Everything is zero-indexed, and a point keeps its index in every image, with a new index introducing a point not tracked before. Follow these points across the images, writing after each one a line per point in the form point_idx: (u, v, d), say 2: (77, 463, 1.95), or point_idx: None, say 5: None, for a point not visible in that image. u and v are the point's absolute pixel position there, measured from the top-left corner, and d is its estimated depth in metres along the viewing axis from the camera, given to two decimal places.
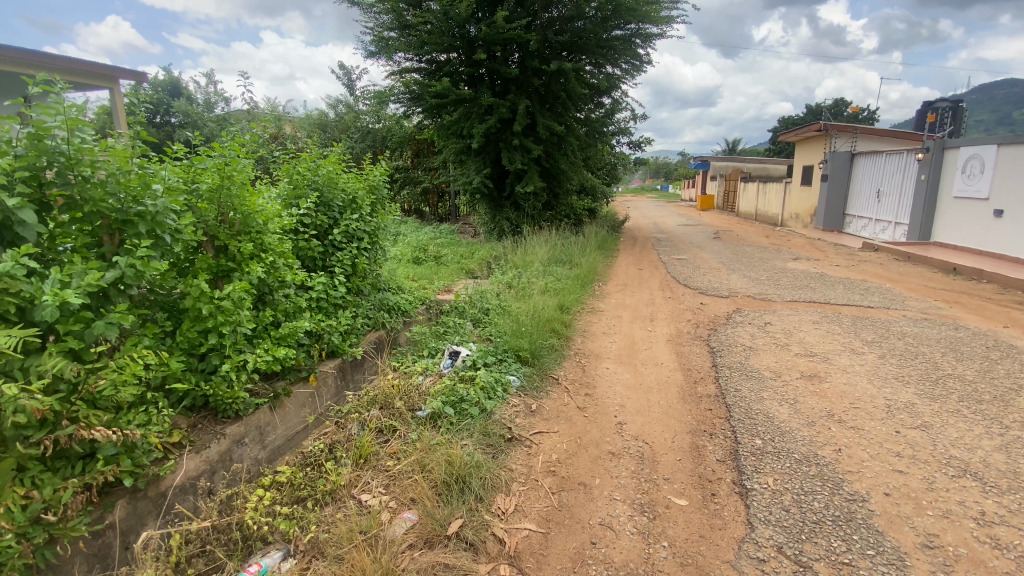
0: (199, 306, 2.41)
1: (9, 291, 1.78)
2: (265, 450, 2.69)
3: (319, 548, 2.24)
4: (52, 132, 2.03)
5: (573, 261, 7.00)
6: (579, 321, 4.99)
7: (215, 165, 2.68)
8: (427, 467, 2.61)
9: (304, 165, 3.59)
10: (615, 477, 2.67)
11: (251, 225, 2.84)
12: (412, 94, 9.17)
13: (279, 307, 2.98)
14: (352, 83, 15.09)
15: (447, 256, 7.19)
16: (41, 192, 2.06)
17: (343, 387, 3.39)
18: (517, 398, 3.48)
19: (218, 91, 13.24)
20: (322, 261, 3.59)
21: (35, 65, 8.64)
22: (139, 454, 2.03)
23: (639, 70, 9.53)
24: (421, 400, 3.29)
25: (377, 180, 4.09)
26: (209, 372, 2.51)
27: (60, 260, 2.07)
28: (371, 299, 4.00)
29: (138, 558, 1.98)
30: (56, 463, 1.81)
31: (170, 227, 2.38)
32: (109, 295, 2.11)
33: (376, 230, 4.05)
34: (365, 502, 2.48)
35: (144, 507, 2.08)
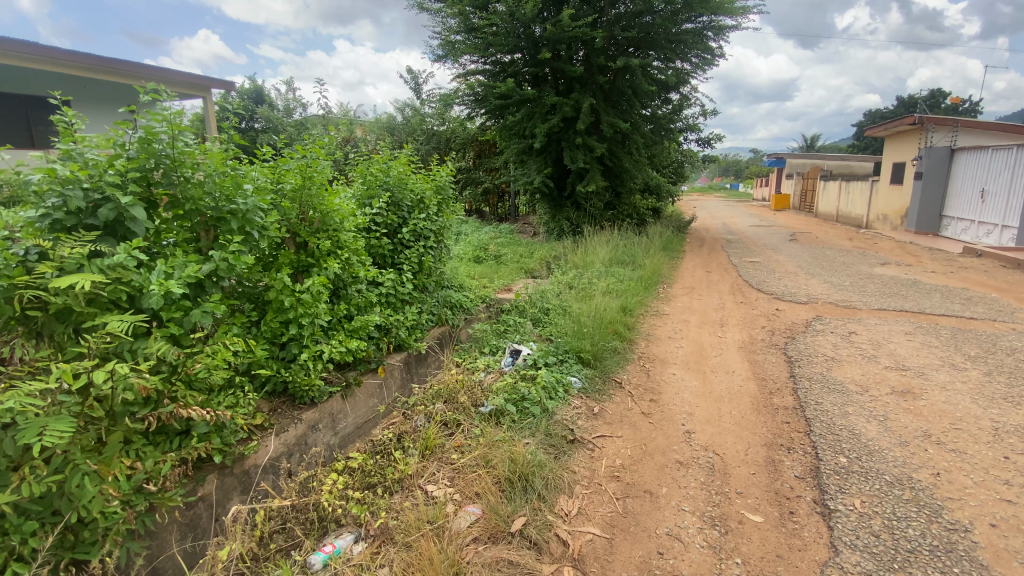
0: (281, 298, 2.57)
1: (122, 280, 1.98)
2: (337, 436, 2.84)
3: (389, 534, 2.31)
4: (160, 136, 2.23)
5: (636, 263, 6.83)
6: (643, 324, 4.86)
7: (298, 167, 2.86)
8: (491, 463, 2.63)
9: (377, 166, 3.74)
10: (684, 488, 2.57)
11: (329, 223, 3.00)
12: (476, 95, 9.29)
13: (352, 301, 3.11)
14: (419, 87, 15.52)
15: (507, 255, 7.25)
16: (150, 191, 2.27)
17: (408, 379, 3.51)
18: (580, 400, 3.43)
19: (296, 97, 14.13)
20: (391, 258, 3.73)
21: (142, 76, 9.65)
22: (227, 434, 2.20)
23: (710, 64, 9.12)
24: (484, 396, 3.33)
25: (444, 181, 4.19)
26: (289, 360, 2.68)
27: (166, 254, 2.27)
28: (436, 296, 4.10)
29: (228, 530, 2.14)
30: (157, 438, 1.99)
31: (258, 224, 2.55)
32: (204, 286, 2.30)
33: (441, 229, 4.15)
34: (432, 492, 2.53)
35: (231, 482, 2.24)
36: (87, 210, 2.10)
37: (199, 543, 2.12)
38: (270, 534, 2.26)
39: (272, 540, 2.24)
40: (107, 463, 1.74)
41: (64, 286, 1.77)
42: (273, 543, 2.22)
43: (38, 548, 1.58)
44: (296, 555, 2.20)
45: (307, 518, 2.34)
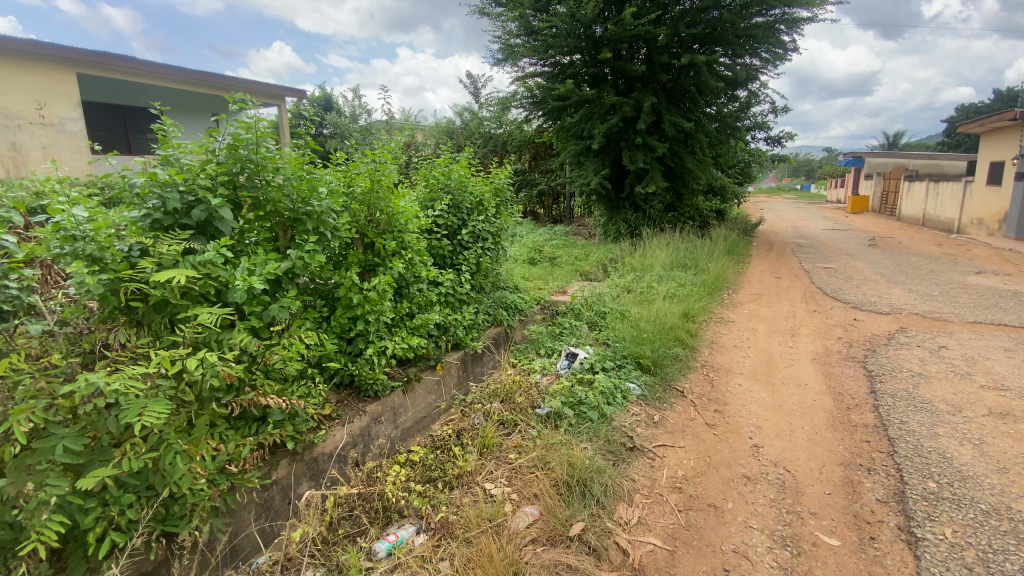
0: (350, 296, 2.69)
1: (211, 276, 2.14)
2: (398, 429, 2.94)
3: (448, 529, 2.35)
4: (245, 143, 2.40)
5: (699, 267, 6.59)
6: (706, 330, 4.68)
7: (368, 170, 2.99)
8: (549, 465, 2.63)
9: (439, 169, 3.85)
10: (751, 504, 2.45)
11: (395, 224, 3.11)
12: (535, 97, 9.31)
13: (414, 300, 3.21)
14: (478, 91, 15.76)
15: (562, 257, 7.21)
16: (235, 194, 2.45)
17: (465, 378, 3.58)
18: (639, 407, 3.35)
19: (362, 104, 14.76)
20: (451, 259, 3.81)
21: (223, 86, 10.43)
22: (299, 422, 2.33)
23: (782, 58, 8.66)
24: (541, 398, 3.33)
25: (503, 183, 4.24)
26: (355, 355, 2.81)
27: (249, 251, 2.44)
28: (492, 296, 4.15)
29: (302, 513, 2.28)
30: (239, 422, 2.14)
31: (331, 225, 2.69)
32: (281, 283, 2.45)
33: (499, 231, 4.20)
34: (490, 490, 2.56)
35: (301, 468, 2.37)
36: (181, 211, 2.29)
37: (274, 523, 2.27)
38: (338, 519, 2.36)
39: (341, 525, 2.34)
40: (196, 443, 1.88)
41: (162, 280, 1.94)
42: (341, 528, 2.33)
43: (136, 518, 1.73)
44: (361, 543, 2.29)
45: (372, 507, 2.43)
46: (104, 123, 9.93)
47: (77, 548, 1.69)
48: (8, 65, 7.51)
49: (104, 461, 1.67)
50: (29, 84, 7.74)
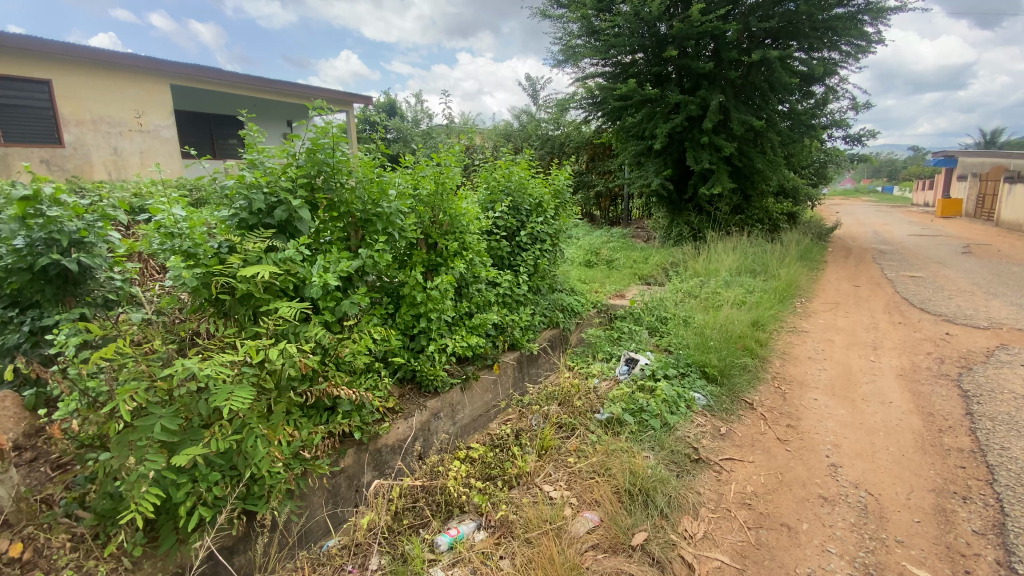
0: (414, 294, 2.78)
1: (290, 273, 2.28)
2: (455, 425, 3.02)
3: (508, 527, 2.35)
4: (323, 147, 2.54)
5: (768, 273, 6.27)
6: (776, 340, 4.44)
7: (433, 173, 3.08)
8: (609, 471, 2.59)
9: (500, 171, 3.90)
10: (828, 526, 2.30)
11: (457, 226, 3.18)
12: (595, 98, 9.21)
13: (473, 300, 3.26)
14: (537, 93, 15.79)
15: (620, 260, 7.07)
16: (312, 196, 2.60)
17: (521, 379, 3.60)
18: (704, 417, 3.23)
19: (423, 109, 15.19)
20: (509, 260, 3.84)
21: (297, 94, 11.07)
22: (366, 414, 2.43)
23: (864, 51, 8.09)
24: (600, 404, 3.29)
25: (563, 185, 4.22)
26: (417, 351, 2.90)
27: (323, 249, 2.58)
28: (548, 298, 4.14)
29: (369, 502, 2.38)
30: (311, 411, 2.26)
31: (398, 226, 2.80)
32: (352, 280, 2.58)
33: (558, 233, 4.18)
34: (550, 493, 2.55)
35: (366, 458, 2.47)
36: (265, 211, 2.45)
37: (341, 509, 2.38)
38: (402, 510, 2.40)
39: (405, 516, 2.38)
40: (274, 429, 2.00)
41: (249, 275, 2.08)
42: (404, 519, 2.36)
43: (221, 495, 1.86)
44: (424, 536, 2.32)
45: (435, 500, 2.47)
46: (192, 129, 10.81)
47: (168, 520, 1.83)
48: (114, 78, 8.32)
49: (194, 440, 1.81)
50: (130, 95, 8.54)
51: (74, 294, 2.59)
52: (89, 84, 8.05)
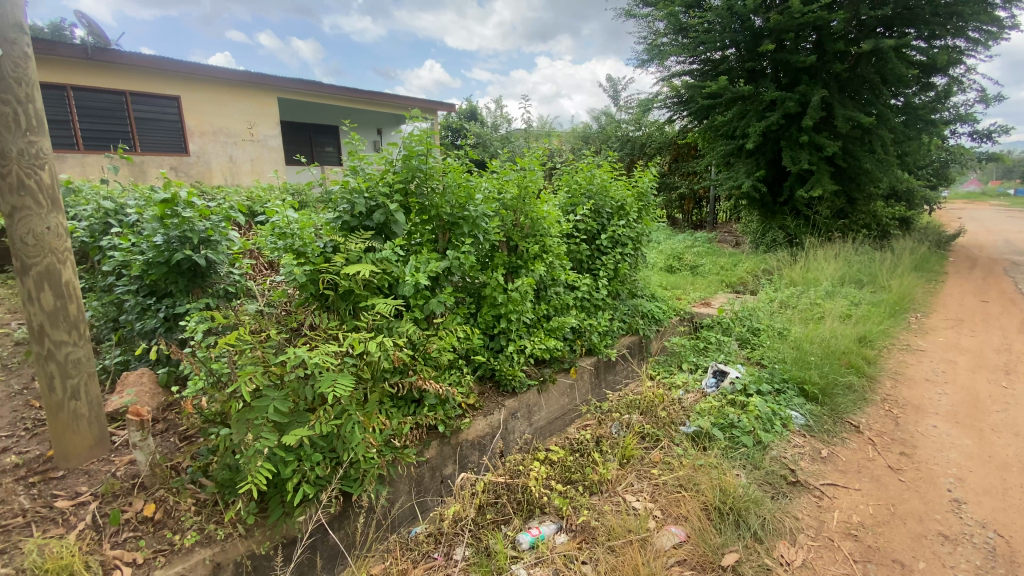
0: (495, 295, 2.85)
1: (386, 271, 2.43)
2: (531, 427, 3.07)
3: (590, 533, 2.33)
4: (416, 153, 2.68)
5: (876, 284, 5.70)
6: (887, 358, 4.03)
7: (517, 177, 3.14)
8: (697, 486, 2.49)
9: (582, 174, 3.87)
10: (951, 569, 2.06)
11: (538, 229, 3.19)
12: (681, 98, 8.92)
13: (551, 303, 3.26)
14: (618, 94, 15.51)
15: (706, 266, 6.76)
16: (405, 199, 2.76)
17: (597, 384, 3.57)
18: (802, 438, 3.00)
19: (503, 114, 15.47)
20: (588, 264, 3.80)
21: (387, 103, 11.71)
22: (449, 409, 2.52)
23: (1000, 36, 7.13)
24: (685, 416, 3.16)
25: (647, 187, 4.07)
26: (497, 351, 2.97)
27: (414, 251, 2.73)
28: (628, 304, 4.05)
29: (458, 494, 2.47)
30: (399, 403, 2.39)
31: (483, 229, 2.90)
32: (439, 280, 2.69)
33: (640, 236, 4.06)
34: (633, 503, 2.49)
35: (447, 451, 2.58)
36: (365, 214, 2.64)
37: (423, 498, 2.50)
38: (485, 505, 2.45)
39: (488, 510, 2.43)
40: (369, 417, 2.13)
41: (351, 273, 2.25)
42: (488, 513, 2.41)
43: (322, 475, 2.01)
44: (507, 532, 2.35)
45: (516, 499, 2.49)
46: (295, 137, 11.80)
47: (276, 494, 2.00)
48: (232, 93, 9.29)
49: (300, 423, 1.97)
50: (245, 108, 9.50)
51: (201, 285, 2.94)
52: (212, 99, 9.07)
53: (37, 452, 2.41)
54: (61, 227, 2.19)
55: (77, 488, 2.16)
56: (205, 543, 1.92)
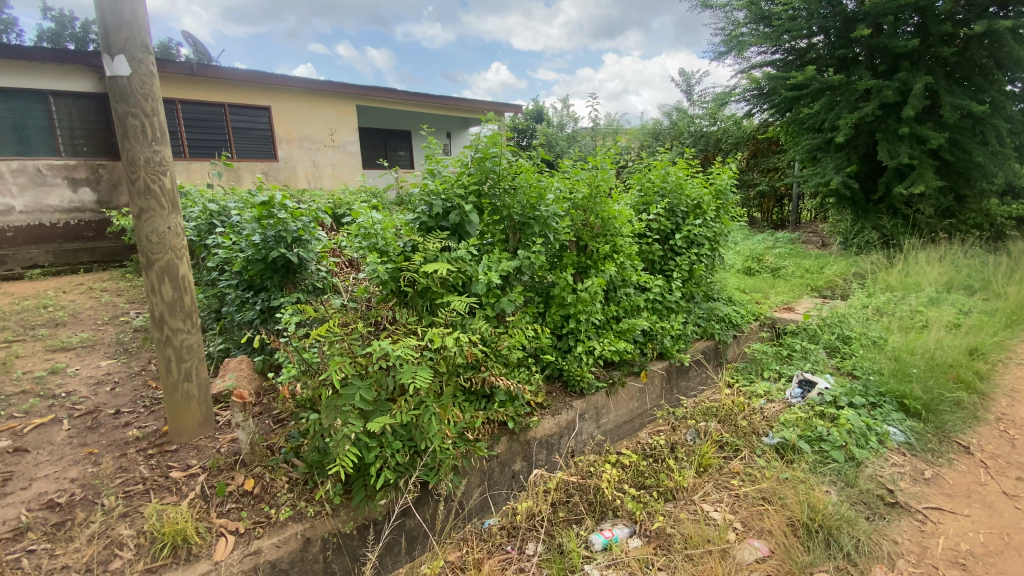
0: (565, 295, 2.85)
1: (460, 270, 2.51)
2: (599, 429, 3.05)
3: (665, 540, 2.27)
4: (490, 155, 2.75)
5: (991, 290, 5.11)
6: (1003, 374, 3.60)
7: (589, 177, 3.12)
8: (783, 501, 2.36)
9: (656, 172, 3.77)
10: None
11: (609, 228, 3.15)
12: (762, 90, 8.46)
13: (621, 304, 3.20)
14: (691, 88, 14.93)
15: (789, 269, 6.36)
16: (479, 201, 2.84)
17: (668, 390, 3.48)
18: (901, 456, 2.75)
19: (570, 113, 15.38)
20: (661, 265, 3.70)
21: (457, 106, 12.01)
22: (518, 406, 2.57)
23: None
24: (767, 426, 3.00)
25: (726, 185, 3.89)
26: (565, 351, 2.97)
27: (487, 250, 2.79)
28: (703, 307, 3.90)
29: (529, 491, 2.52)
30: (471, 397, 2.47)
31: (553, 229, 2.91)
32: (510, 279, 2.74)
33: (718, 236, 3.90)
34: (711, 513, 2.39)
35: (516, 448, 2.62)
36: (441, 215, 2.75)
37: (493, 493, 2.56)
38: (557, 503, 2.47)
39: (560, 509, 2.44)
40: (444, 408, 2.21)
41: (429, 271, 2.34)
42: (560, 512, 2.41)
43: (402, 462, 2.12)
44: (579, 531, 2.34)
45: (588, 499, 2.48)
46: (371, 142, 12.41)
47: (359, 477, 2.12)
48: (316, 102, 9.94)
49: (383, 411, 2.08)
50: (326, 116, 10.13)
51: (293, 281, 3.18)
52: (298, 108, 9.74)
53: (155, 427, 2.71)
54: (179, 227, 2.45)
55: (188, 461, 2.41)
56: (297, 518, 2.08)
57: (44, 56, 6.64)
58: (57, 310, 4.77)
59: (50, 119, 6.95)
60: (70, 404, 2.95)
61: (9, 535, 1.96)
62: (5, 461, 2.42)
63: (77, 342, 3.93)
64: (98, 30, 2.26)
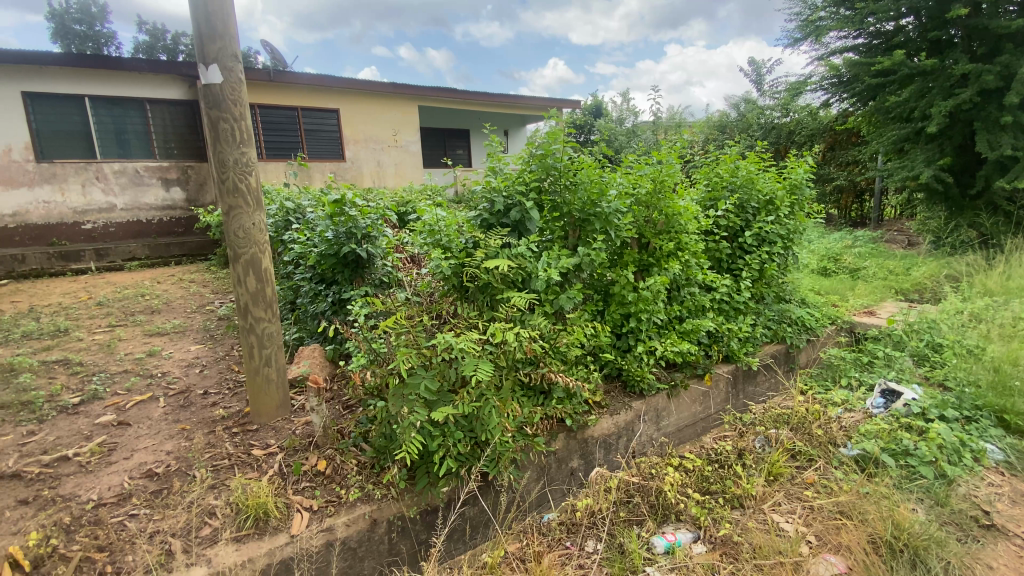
0: (625, 294, 2.81)
1: (520, 266, 2.54)
2: (659, 431, 3.00)
3: (732, 548, 2.20)
4: (551, 152, 2.75)
5: None
6: None
7: (653, 172, 3.04)
8: (864, 517, 2.21)
9: (724, 166, 3.63)
10: None
11: (673, 225, 3.07)
12: (842, 78, 7.91)
13: (685, 304, 3.11)
14: (761, 78, 14.18)
15: (870, 269, 5.92)
16: (539, 198, 2.86)
17: (734, 394, 3.36)
18: (1001, 476, 2.50)
19: (630, 107, 15.04)
20: (729, 263, 3.56)
21: (515, 103, 12.07)
22: (576, 403, 2.56)
23: None
24: (845, 437, 2.82)
25: (801, 179, 3.67)
26: (625, 351, 2.93)
27: (547, 247, 2.80)
28: (774, 308, 3.71)
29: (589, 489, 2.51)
30: (530, 392, 2.49)
31: (615, 226, 2.86)
32: (569, 277, 2.73)
33: (792, 233, 3.69)
34: (781, 524, 2.29)
35: (574, 445, 2.62)
36: (502, 212, 2.79)
37: (550, 489, 2.58)
38: (618, 503, 2.44)
39: (621, 509, 2.41)
40: (504, 402, 2.24)
41: (490, 266, 2.39)
42: (621, 512, 2.39)
43: (463, 453, 2.17)
44: (641, 532, 2.31)
45: (650, 501, 2.43)
46: (431, 141, 12.73)
47: (423, 465, 2.20)
48: (381, 104, 10.33)
49: (446, 401, 2.14)
50: (390, 117, 10.50)
51: (361, 275, 3.32)
52: (363, 109, 10.15)
53: (238, 407, 2.94)
54: (262, 223, 2.62)
55: (267, 440, 2.59)
56: (365, 499, 2.18)
57: (141, 67, 7.28)
58: (153, 298, 5.26)
59: (147, 124, 7.61)
60: (165, 384, 3.26)
61: (114, 499, 2.18)
62: (111, 432, 2.69)
63: (170, 328, 4.32)
64: (195, 41, 2.46)
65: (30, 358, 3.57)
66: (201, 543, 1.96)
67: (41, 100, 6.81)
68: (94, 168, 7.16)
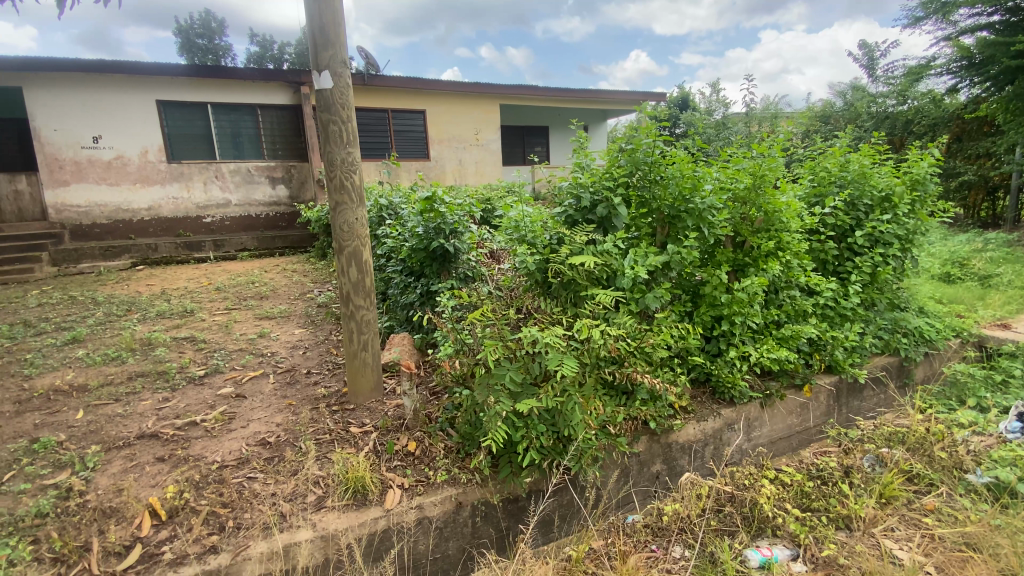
0: (717, 294, 2.69)
1: (606, 263, 2.51)
2: (750, 441, 2.85)
3: (836, 571, 2.04)
4: (642, 146, 2.69)
5: None
6: None
7: (752, 166, 2.86)
8: (998, 553, 1.95)
9: (833, 160, 3.36)
10: None
11: (774, 223, 2.89)
12: (975, 59, 6.96)
13: (784, 308, 2.91)
14: (874, 62, 12.84)
15: (1006, 277, 5.19)
16: (627, 193, 2.81)
17: (836, 407, 3.10)
18: None
19: (720, 98, 14.25)
20: (835, 265, 3.29)
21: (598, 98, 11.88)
22: (660, 406, 2.50)
23: None
24: (974, 463, 2.51)
25: (926, 173, 3.29)
26: (715, 355, 2.82)
27: (633, 244, 2.76)
28: (886, 316, 3.38)
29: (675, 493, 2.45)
30: (613, 392, 2.46)
31: (709, 222, 2.75)
32: (657, 276, 2.66)
33: (912, 234, 3.34)
34: (894, 551, 2.09)
35: (658, 449, 2.57)
36: (589, 208, 2.79)
37: (632, 490, 2.55)
38: (708, 511, 2.35)
39: (711, 517, 2.32)
40: (587, 399, 2.24)
41: (576, 263, 2.40)
42: (711, 520, 2.30)
43: (546, 446, 2.20)
44: (733, 543, 2.21)
45: (743, 513, 2.32)
46: (512, 139, 12.89)
47: (507, 455, 2.26)
48: (464, 103, 10.64)
49: (530, 394, 2.18)
50: (473, 116, 10.79)
51: (448, 269, 3.45)
52: (447, 109, 10.50)
53: (336, 388, 3.18)
54: (362, 218, 2.80)
55: (363, 419, 2.78)
56: (452, 482, 2.29)
57: (252, 74, 8.00)
58: (262, 285, 5.83)
59: (257, 128, 8.39)
60: (274, 362, 3.61)
61: (234, 462, 2.45)
62: (231, 403, 3.03)
63: (277, 312, 4.77)
64: (308, 49, 2.68)
65: (165, 334, 4.10)
66: (307, 508, 2.16)
67: (172, 107, 7.73)
68: (214, 168, 8.03)
